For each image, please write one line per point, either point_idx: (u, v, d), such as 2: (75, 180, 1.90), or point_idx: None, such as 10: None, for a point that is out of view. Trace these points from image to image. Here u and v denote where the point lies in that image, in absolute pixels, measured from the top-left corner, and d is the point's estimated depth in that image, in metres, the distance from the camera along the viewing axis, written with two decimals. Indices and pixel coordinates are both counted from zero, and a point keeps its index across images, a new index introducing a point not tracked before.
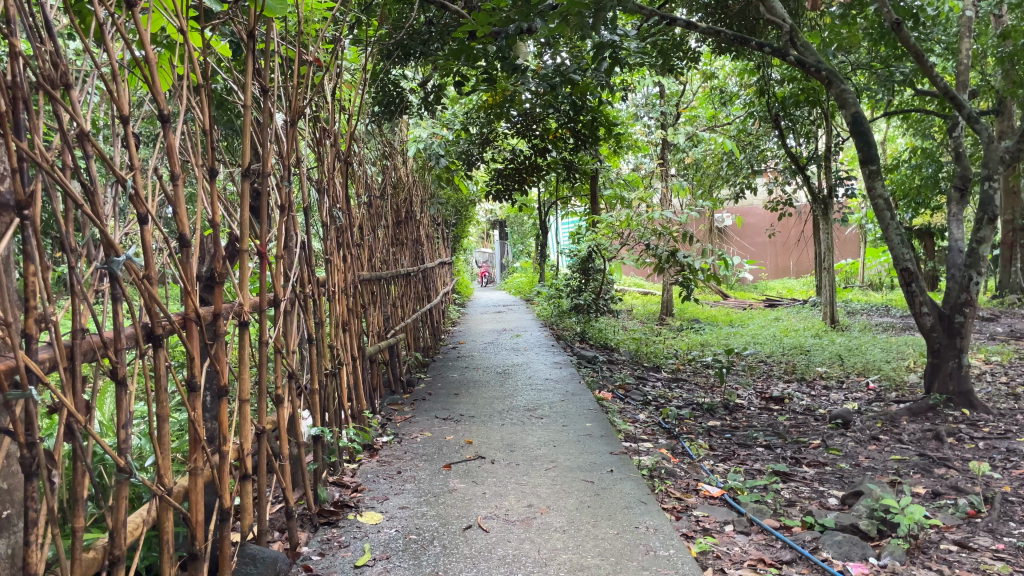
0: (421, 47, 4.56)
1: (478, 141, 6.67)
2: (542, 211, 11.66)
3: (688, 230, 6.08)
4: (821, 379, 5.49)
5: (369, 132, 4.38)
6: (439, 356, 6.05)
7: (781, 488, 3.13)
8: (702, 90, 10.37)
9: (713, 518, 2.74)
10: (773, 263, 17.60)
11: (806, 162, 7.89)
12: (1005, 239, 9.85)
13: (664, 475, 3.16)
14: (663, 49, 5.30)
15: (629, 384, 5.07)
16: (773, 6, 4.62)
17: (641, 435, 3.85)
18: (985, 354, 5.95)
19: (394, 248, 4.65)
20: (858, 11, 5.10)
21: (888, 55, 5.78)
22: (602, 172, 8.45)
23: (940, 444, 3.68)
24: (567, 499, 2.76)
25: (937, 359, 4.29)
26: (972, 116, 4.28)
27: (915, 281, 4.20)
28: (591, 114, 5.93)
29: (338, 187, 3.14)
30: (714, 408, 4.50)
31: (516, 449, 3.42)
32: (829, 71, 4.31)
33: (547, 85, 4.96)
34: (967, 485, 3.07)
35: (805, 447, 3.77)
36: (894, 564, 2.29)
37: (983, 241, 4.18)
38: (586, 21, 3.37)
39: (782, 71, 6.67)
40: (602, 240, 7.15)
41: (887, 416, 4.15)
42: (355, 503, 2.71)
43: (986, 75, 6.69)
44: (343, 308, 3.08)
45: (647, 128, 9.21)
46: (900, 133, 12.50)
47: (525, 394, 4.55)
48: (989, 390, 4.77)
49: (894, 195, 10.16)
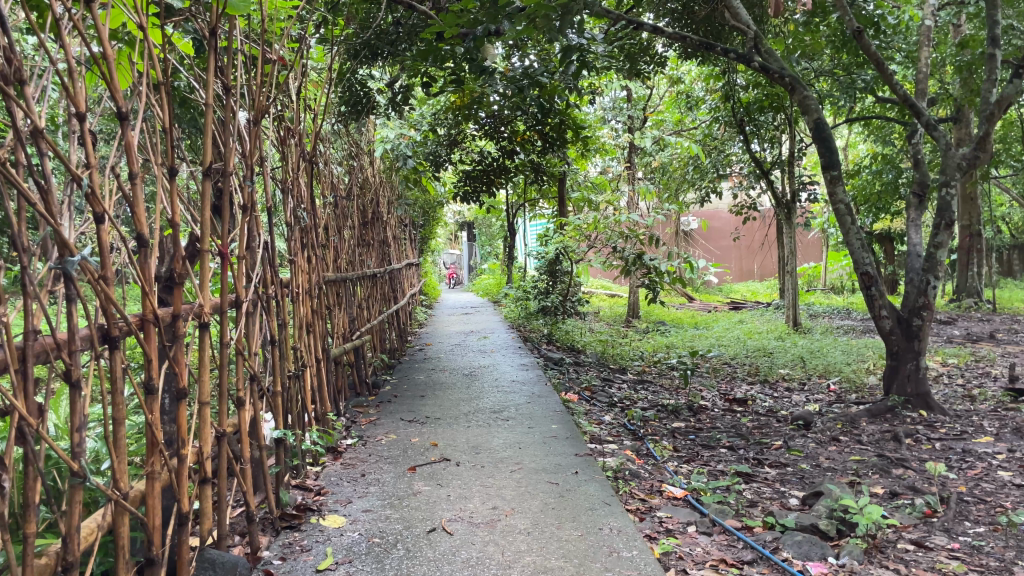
0: (388, 47, 4.57)
1: (446, 142, 6.67)
2: (510, 213, 11.65)
3: (655, 233, 6.14)
4: (783, 381, 5.57)
5: (334, 132, 4.34)
6: (405, 357, 6.01)
7: (744, 488, 3.17)
8: (668, 94, 10.42)
9: (676, 519, 2.76)
10: (737, 267, 17.86)
11: (771, 167, 7.97)
12: (962, 244, 10.10)
13: (627, 477, 3.20)
14: (629, 54, 5.37)
15: (595, 386, 5.09)
16: (737, 12, 4.64)
17: (606, 436, 3.87)
18: (942, 356, 6.08)
19: (359, 249, 4.62)
20: (820, 19, 5.21)
21: (851, 62, 5.89)
22: (570, 174, 8.48)
23: (898, 445, 3.75)
24: (532, 501, 2.76)
25: (896, 362, 4.37)
26: (930, 123, 4.36)
27: (874, 284, 4.28)
28: (560, 117, 5.97)
29: (303, 188, 3.13)
30: (678, 409, 4.56)
31: (481, 452, 3.42)
32: (792, 78, 4.36)
33: (515, 87, 5.00)
34: (925, 485, 3.14)
35: (767, 448, 3.83)
36: (853, 564, 2.33)
37: (940, 247, 4.26)
38: (553, 23, 3.44)
39: (746, 77, 6.82)
40: (570, 243, 7.17)
41: (848, 417, 4.23)
42: (318, 507, 2.69)
43: (945, 83, 6.85)
44: (306, 309, 3.05)
45: (615, 132, 9.30)
46: (861, 139, 12.75)
47: (491, 396, 4.55)
48: (946, 392, 4.89)
49: (856, 201, 10.37)
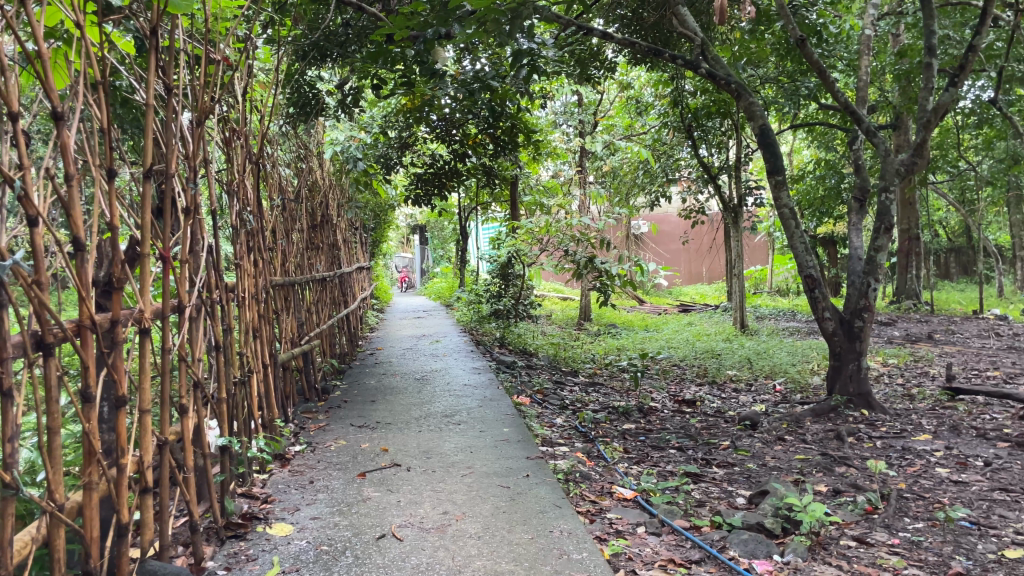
0: (337, 49, 4.48)
1: (397, 145, 6.62)
2: (462, 217, 11.62)
3: (606, 237, 6.20)
4: (730, 382, 5.67)
5: (282, 134, 4.27)
6: (355, 362, 5.94)
7: (692, 488, 3.22)
8: (618, 99, 10.51)
9: (626, 520, 2.78)
10: (686, 270, 18.12)
11: (719, 172, 8.11)
12: (902, 247, 10.41)
13: (578, 479, 3.21)
14: (579, 59, 5.41)
15: (547, 389, 5.11)
16: (684, 19, 4.71)
17: (558, 439, 3.88)
18: (883, 357, 6.26)
19: (308, 252, 4.55)
20: (765, 28, 5.32)
21: (795, 70, 6.04)
22: (522, 178, 8.49)
23: (840, 443, 3.85)
24: (483, 505, 2.75)
25: (838, 362, 4.49)
26: (870, 130, 4.50)
27: (818, 287, 4.39)
28: (511, 121, 5.97)
29: (249, 191, 3.08)
30: (628, 411, 4.60)
31: (433, 456, 3.40)
32: (738, 84, 4.44)
33: (465, 90, 5.00)
34: (866, 482, 3.23)
35: (715, 448, 3.89)
36: (798, 561, 2.39)
37: (880, 250, 4.39)
38: (502, 27, 3.48)
39: (694, 83, 6.94)
40: (522, 246, 7.18)
41: (793, 416, 4.32)
42: (265, 515, 2.64)
43: (884, 91, 7.06)
44: (252, 314, 2.99)
45: (566, 136, 9.34)
46: (805, 145, 13.07)
47: (443, 400, 4.53)
48: (886, 391, 5.04)
49: (800, 205, 10.62)
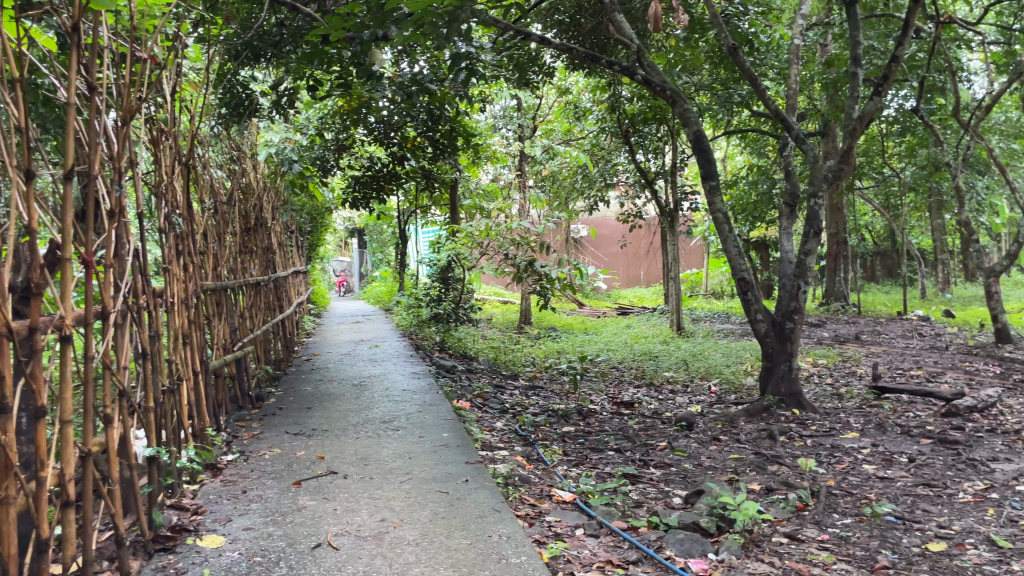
0: (272, 49, 4.40)
1: (333, 147, 6.52)
2: (401, 220, 11.54)
3: (545, 240, 6.24)
4: (667, 383, 5.76)
5: (214, 135, 4.16)
6: (291, 368, 5.82)
7: (630, 489, 3.25)
8: (557, 104, 10.58)
9: (565, 523, 2.79)
10: (624, 273, 18.35)
11: (654, 176, 8.23)
12: (831, 251, 10.76)
13: (517, 483, 3.21)
14: (518, 63, 5.42)
15: (487, 393, 5.09)
16: (620, 24, 4.77)
17: (498, 443, 3.87)
18: (813, 357, 6.45)
19: (241, 256, 4.45)
20: (698, 36, 5.44)
21: (728, 78, 6.19)
22: (461, 181, 8.47)
23: (773, 442, 3.94)
24: (421, 511, 2.73)
25: (771, 363, 4.60)
26: (800, 137, 4.63)
27: (751, 290, 4.49)
28: (450, 124, 5.95)
29: (179, 193, 2.99)
30: (568, 414, 4.63)
31: (370, 463, 3.35)
32: (673, 90, 4.51)
33: (402, 93, 4.97)
34: (797, 480, 3.31)
35: (652, 449, 3.94)
36: (731, 559, 2.43)
37: (810, 254, 4.51)
38: (439, 30, 3.48)
39: (630, 89, 7.04)
40: (462, 250, 7.14)
41: (727, 417, 4.41)
42: (195, 527, 2.56)
43: (812, 99, 7.28)
44: (182, 320, 2.91)
45: (506, 140, 9.35)
46: (738, 151, 13.39)
47: (381, 406, 4.47)
48: (816, 391, 5.19)
49: (733, 210, 10.88)
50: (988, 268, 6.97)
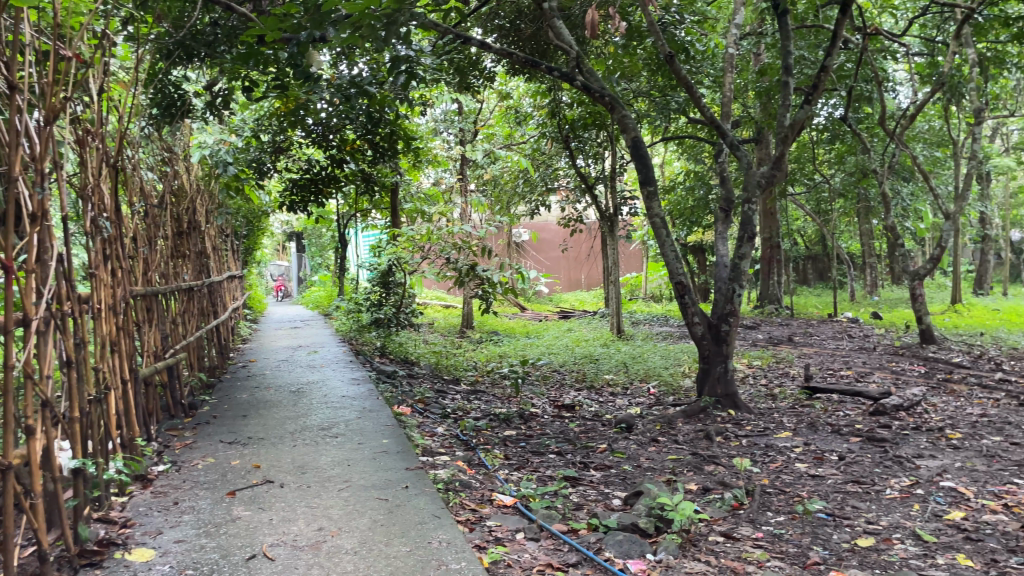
0: (206, 49, 4.28)
1: (270, 149, 6.41)
2: (340, 224, 11.39)
3: (487, 244, 6.25)
4: (608, 386, 5.82)
5: (145, 136, 4.04)
6: (227, 375, 5.69)
7: (570, 492, 3.27)
8: (497, 108, 10.60)
9: (505, 527, 2.79)
10: (566, 277, 18.49)
11: (595, 182, 8.33)
12: (765, 255, 11.05)
13: (458, 488, 3.19)
14: (458, 68, 5.42)
15: (428, 398, 5.06)
16: (560, 30, 4.80)
17: (439, 448, 3.85)
18: (748, 359, 6.60)
19: (173, 260, 4.33)
20: (637, 43, 5.53)
21: (666, 85, 6.31)
22: (402, 185, 8.41)
23: (710, 442, 4.02)
24: (359, 519, 2.69)
25: (707, 365, 4.69)
26: (734, 144, 4.75)
27: (688, 293, 4.58)
28: (391, 128, 5.91)
29: (107, 196, 2.90)
30: (509, 417, 4.64)
31: (308, 471, 3.30)
32: (612, 97, 4.57)
33: (341, 95, 4.92)
34: (732, 479, 3.39)
35: (593, 452, 3.98)
36: (669, 559, 2.47)
37: (744, 258, 4.62)
38: (378, 33, 3.46)
39: (570, 95, 7.10)
40: (403, 254, 6.99)
41: (665, 418, 4.48)
42: (124, 540, 2.48)
43: (747, 108, 7.47)
44: (109, 326, 2.81)
45: (447, 144, 9.32)
46: (676, 157, 13.65)
47: (319, 413, 4.40)
48: (751, 392, 5.32)
49: (671, 215, 11.07)
50: (912, 272, 7.25)
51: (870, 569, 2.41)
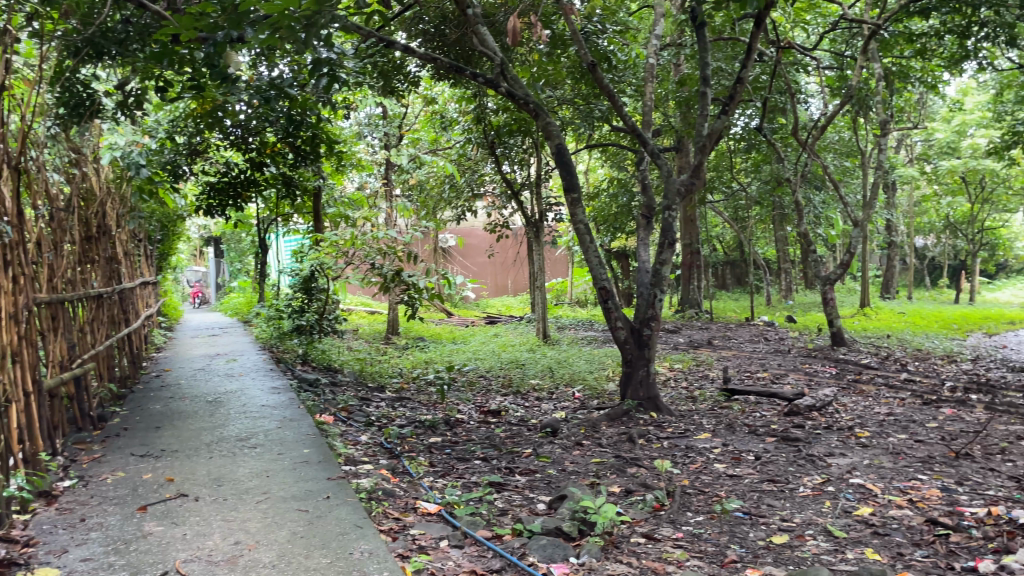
0: (116, 47, 4.12)
1: (186, 151, 6.21)
2: (261, 228, 11.12)
3: (412, 249, 6.21)
4: (533, 391, 5.85)
5: (49, 136, 3.86)
6: (139, 386, 5.47)
7: (495, 498, 3.27)
8: (422, 113, 10.53)
9: (429, 535, 2.76)
10: (493, 282, 18.52)
11: (521, 188, 8.38)
12: (686, 260, 11.32)
13: (381, 497, 3.15)
14: (382, 72, 5.37)
15: (351, 406, 4.98)
16: (484, 36, 4.80)
17: (362, 457, 3.79)
18: (670, 362, 6.75)
19: (81, 266, 4.14)
20: (561, 50, 5.60)
21: (589, 93, 6.42)
22: (325, 189, 8.27)
23: (632, 445, 4.09)
24: (278, 532, 2.63)
25: (630, 368, 4.77)
26: (654, 152, 4.85)
27: (612, 298, 4.64)
28: (313, 131, 5.81)
29: (7, 199, 2.74)
30: (435, 424, 4.61)
31: (225, 483, 3.20)
32: (536, 104, 4.60)
33: (260, 97, 4.81)
34: (654, 481, 3.45)
35: (518, 457, 3.99)
36: (591, 561, 2.50)
37: (665, 264, 4.72)
38: (298, 35, 3.39)
39: (495, 101, 7.13)
40: (325, 259, 6.78)
41: (589, 422, 4.53)
42: (26, 560, 2.35)
43: (668, 116, 7.64)
44: (10, 336, 2.66)
45: (371, 148, 9.21)
46: (600, 163, 13.85)
47: (237, 423, 4.28)
48: (673, 394, 5.43)
49: (596, 221, 11.22)
50: (824, 276, 7.54)
51: (784, 566, 2.49)
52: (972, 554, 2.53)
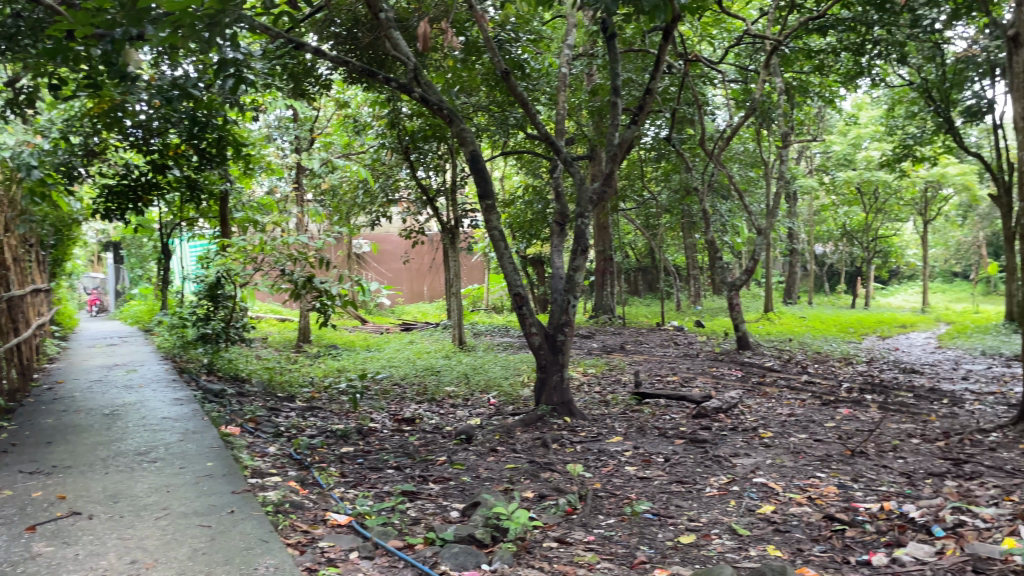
0: (5, 43, 3.88)
1: (82, 152, 5.91)
2: (164, 233, 10.69)
3: (324, 255, 6.09)
4: (449, 398, 5.82)
5: None
6: (29, 399, 5.16)
7: (408, 507, 3.23)
8: (335, 117, 10.36)
9: (339, 547, 2.70)
10: (408, 289, 18.35)
11: (436, 195, 8.35)
12: (599, 267, 11.51)
13: (289, 509, 3.06)
14: (292, 74, 5.25)
15: (260, 416, 4.84)
16: (396, 41, 4.76)
17: (270, 468, 3.68)
18: (584, 367, 6.83)
19: None
20: (475, 57, 5.61)
21: (504, 100, 6.46)
22: (232, 192, 8.02)
23: (546, 450, 4.12)
24: (179, 549, 2.52)
25: (544, 374, 4.80)
26: (567, 160, 4.91)
27: (526, 304, 4.66)
28: (219, 133, 5.64)
29: None
30: (346, 434, 4.52)
31: (121, 500, 3.05)
32: (449, 109, 4.59)
33: (162, 97, 4.63)
34: (567, 485, 3.48)
35: (431, 465, 3.96)
36: (503, 568, 2.49)
37: (578, 271, 4.78)
38: (200, 34, 3.29)
39: (409, 106, 7.09)
40: (233, 265, 6.55)
41: (504, 428, 4.53)
42: None
43: (581, 125, 7.77)
44: None
45: (282, 151, 9.00)
46: (515, 170, 13.94)
47: (136, 437, 4.09)
48: (586, 399, 5.50)
49: (512, 227, 11.28)
50: (730, 283, 7.80)
51: (691, 565, 2.55)
52: (866, 548, 2.65)
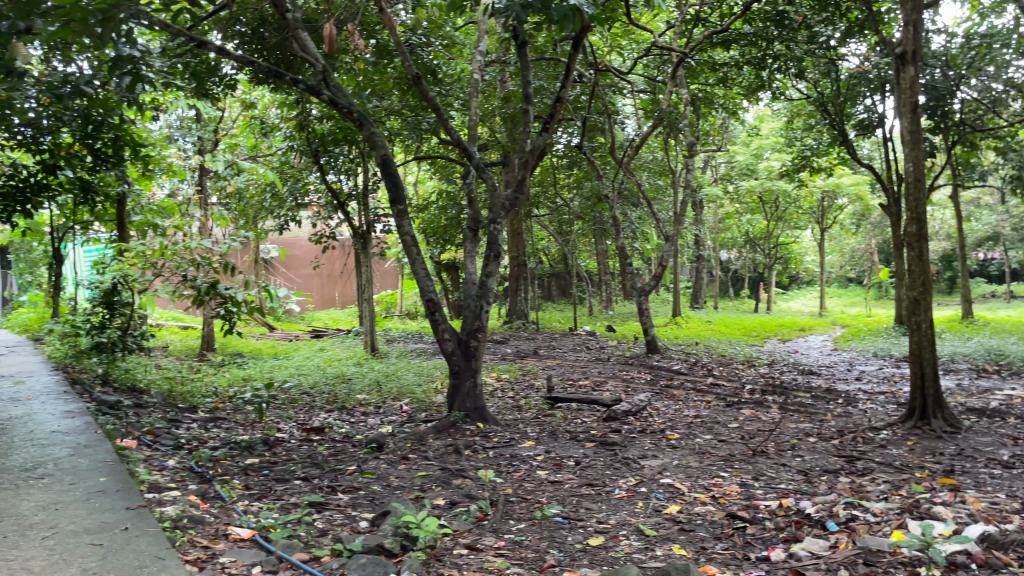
0: None
1: None
2: (56, 236, 10.13)
3: (229, 260, 5.85)
4: (360, 406, 5.72)
5: None
6: None
7: (315, 518, 3.15)
8: (241, 118, 10.05)
9: (240, 561, 2.61)
10: (319, 295, 17.98)
11: (347, 200, 8.23)
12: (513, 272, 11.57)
13: (189, 524, 2.94)
14: (194, 73, 5.06)
15: (159, 428, 4.64)
16: (304, 42, 4.65)
17: (169, 483, 3.53)
18: (496, 372, 6.85)
19: None
20: (387, 60, 5.56)
21: (417, 105, 6.42)
22: (131, 194, 7.67)
23: (458, 456, 4.10)
24: (66, 570, 2.38)
25: (457, 380, 4.77)
26: (479, 166, 4.92)
27: (439, 310, 4.62)
28: (115, 132, 5.39)
29: None
30: (252, 445, 4.38)
31: (3, 519, 2.86)
32: (360, 113, 4.52)
33: (52, 94, 4.38)
34: (478, 491, 3.47)
35: (340, 474, 3.88)
36: None
37: (490, 277, 4.79)
38: (93, 30, 3.14)
39: (319, 108, 6.97)
40: (130, 271, 6.24)
41: (416, 436, 4.47)
42: None
43: (493, 132, 7.80)
44: None
45: (184, 153, 8.67)
46: (429, 176, 13.87)
47: (21, 452, 3.85)
48: (499, 404, 5.51)
49: (425, 233, 11.22)
50: (640, 288, 7.97)
51: (599, 567, 2.58)
52: (765, 544, 2.75)
